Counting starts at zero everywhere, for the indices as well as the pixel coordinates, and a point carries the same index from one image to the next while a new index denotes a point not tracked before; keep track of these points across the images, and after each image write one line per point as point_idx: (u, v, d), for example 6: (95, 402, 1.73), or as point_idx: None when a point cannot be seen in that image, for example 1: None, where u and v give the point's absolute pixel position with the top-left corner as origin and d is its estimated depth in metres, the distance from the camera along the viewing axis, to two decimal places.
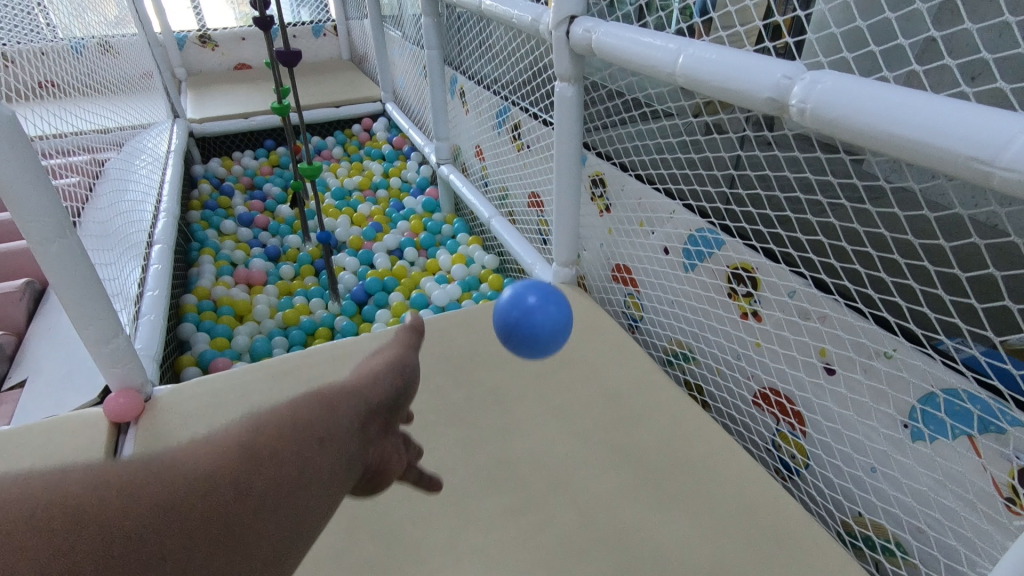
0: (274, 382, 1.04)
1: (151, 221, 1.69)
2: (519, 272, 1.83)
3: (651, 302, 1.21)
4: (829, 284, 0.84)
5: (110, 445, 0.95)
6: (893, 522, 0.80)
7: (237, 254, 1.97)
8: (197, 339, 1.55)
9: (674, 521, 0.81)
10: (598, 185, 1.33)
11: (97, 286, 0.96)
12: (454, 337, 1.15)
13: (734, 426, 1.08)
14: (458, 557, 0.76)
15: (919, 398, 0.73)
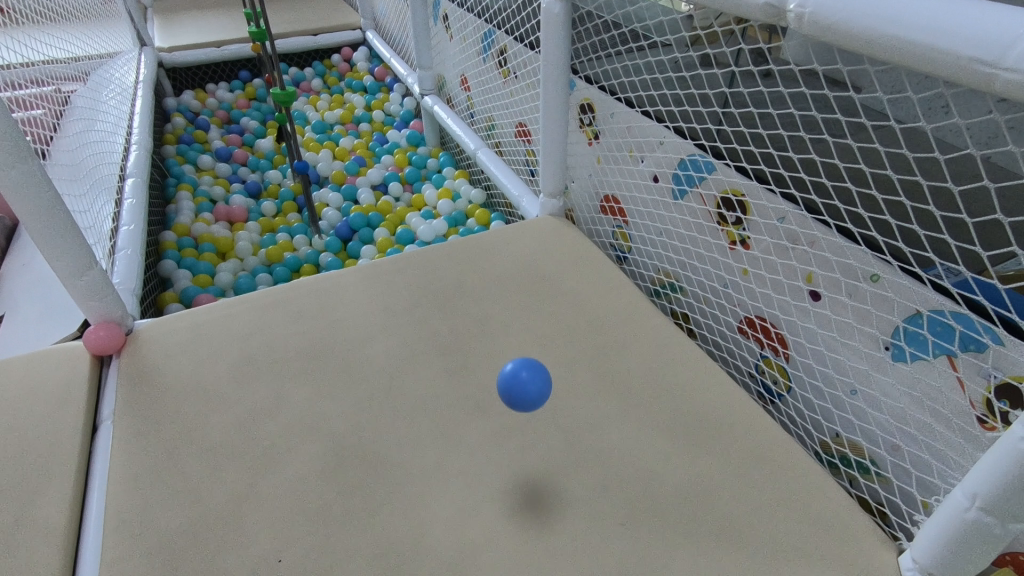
0: (257, 314, 1.03)
1: (122, 154, 1.61)
2: (505, 207, 1.80)
3: (640, 232, 1.20)
4: (818, 207, 0.83)
5: (94, 378, 0.93)
6: (869, 440, 0.83)
7: (216, 190, 1.91)
8: (179, 276, 1.52)
9: (657, 444, 0.82)
10: (587, 112, 1.28)
11: (65, 216, 0.90)
12: (440, 270, 1.13)
13: (719, 354, 1.10)
14: (446, 479, 0.78)
15: (903, 319, 0.74)
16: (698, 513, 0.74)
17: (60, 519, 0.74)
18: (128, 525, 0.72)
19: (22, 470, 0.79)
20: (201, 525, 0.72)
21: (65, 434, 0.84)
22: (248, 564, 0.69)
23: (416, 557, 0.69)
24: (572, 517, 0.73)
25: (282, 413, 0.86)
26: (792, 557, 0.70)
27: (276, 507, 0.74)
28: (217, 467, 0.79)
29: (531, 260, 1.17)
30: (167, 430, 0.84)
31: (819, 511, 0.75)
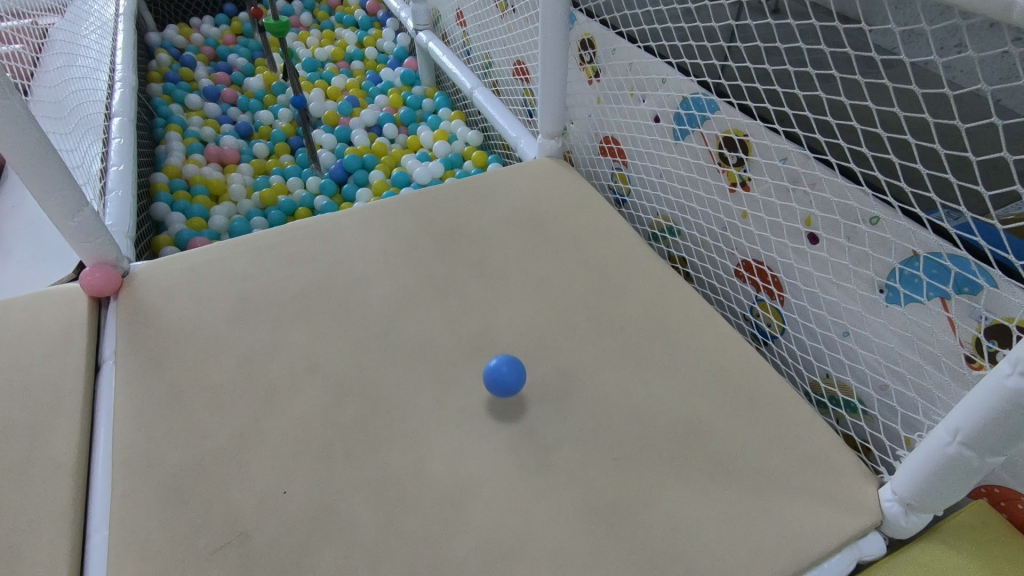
0: (253, 256, 1.02)
1: (106, 90, 1.55)
2: (503, 149, 1.77)
3: (639, 174, 1.18)
4: (822, 148, 0.82)
5: (93, 319, 0.94)
6: (858, 380, 0.85)
7: (205, 131, 1.86)
8: (172, 219, 1.51)
9: (652, 384, 0.84)
10: (587, 48, 1.23)
11: (52, 155, 0.88)
12: (437, 212, 1.12)
13: (715, 297, 1.10)
14: (444, 416, 0.80)
15: (900, 260, 0.74)
16: (689, 450, 0.76)
17: (69, 454, 0.76)
18: (136, 460, 0.75)
19: (28, 408, 0.81)
20: (207, 460, 0.75)
21: (68, 374, 0.85)
22: (254, 496, 0.71)
23: (416, 490, 0.72)
24: (567, 453, 0.76)
25: (282, 354, 0.87)
26: (778, 490, 0.73)
27: (279, 443, 0.77)
28: (219, 406, 0.81)
29: (529, 203, 1.15)
30: (169, 370, 0.85)
31: (806, 447, 0.77)
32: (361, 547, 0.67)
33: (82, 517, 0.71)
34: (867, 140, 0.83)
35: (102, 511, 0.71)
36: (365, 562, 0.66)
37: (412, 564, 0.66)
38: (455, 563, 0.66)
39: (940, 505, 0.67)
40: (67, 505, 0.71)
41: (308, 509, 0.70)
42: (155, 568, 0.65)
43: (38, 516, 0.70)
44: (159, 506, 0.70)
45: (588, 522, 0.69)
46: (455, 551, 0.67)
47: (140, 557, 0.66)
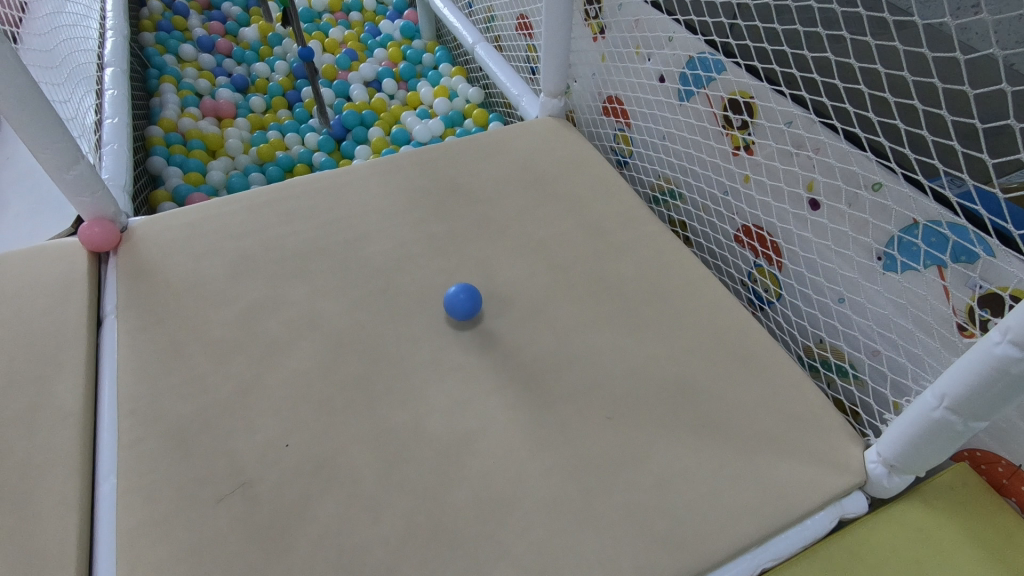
0: (251, 213, 1.02)
1: (97, 39, 1.51)
2: (504, 107, 1.73)
3: (642, 135, 1.17)
4: (827, 112, 0.80)
5: (93, 273, 0.94)
6: (851, 345, 0.86)
7: (200, 83, 1.82)
8: (169, 174, 1.49)
9: (648, 345, 0.85)
10: (592, 3, 1.20)
11: (45, 106, 0.86)
12: (436, 171, 1.11)
13: (713, 261, 1.11)
14: (443, 374, 0.81)
15: (900, 228, 0.74)
16: (682, 409, 0.78)
17: (74, 405, 0.78)
18: (140, 412, 0.76)
19: (32, 360, 0.82)
20: (210, 412, 0.76)
21: (70, 327, 0.86)
22: (257, 447, 0.73)
23: (414, 443, 0.74)
24: (562, 411, 0.78)
25: (282, 310, 0.88)
26: (766, 450, 0.75)
27: (280, 397, 0.78)
28: (221, 360, 0.82)
29: (529, 162, 1.14)
30: (169, 325, 0.86)
31: (796, 409, 0.79)
32: (360, 497, 0.69)
33: (90, 465, 0.73)
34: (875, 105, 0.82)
35: (109, 459, 0.73)
36: (365, 511, 0.68)
37: (410, 513, 0.68)
38: (452, 513, 0.68)
39: (923, 467, 0.69)
40: (75, 454, 0.73)
41: (309, 461, 0.72)
42: (162, 514, 0.68)
43: (47, 464, 0.72)
44: (165, 456, 0.72)
45: (580, 477, 0.71)
46: (452, 502, 0.69)
47: (148, 503, 0.69)
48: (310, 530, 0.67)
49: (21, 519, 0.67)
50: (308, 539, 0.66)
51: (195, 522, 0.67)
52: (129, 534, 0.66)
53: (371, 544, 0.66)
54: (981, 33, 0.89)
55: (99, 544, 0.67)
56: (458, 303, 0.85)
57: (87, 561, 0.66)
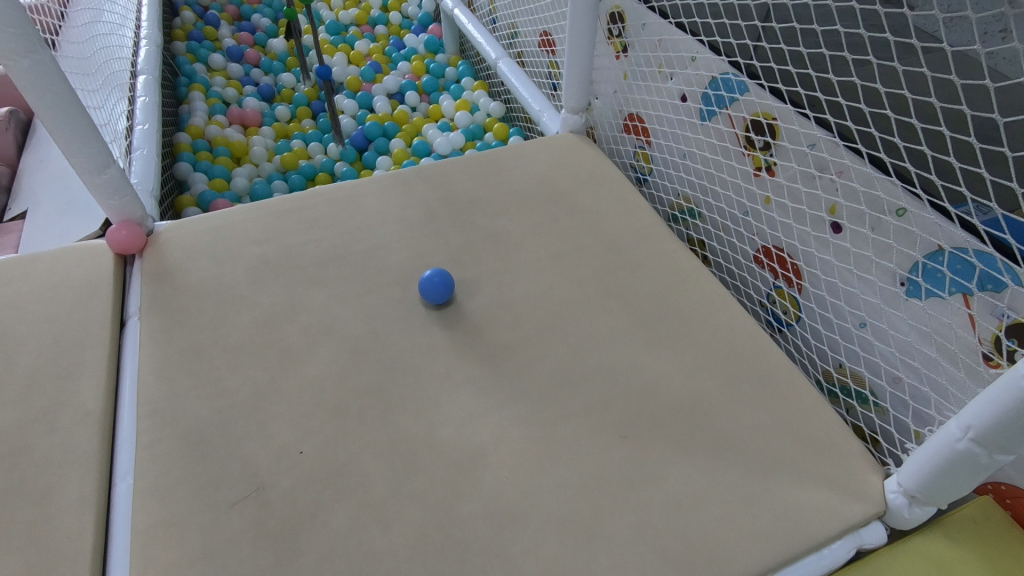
0: (273, 220, 1.03)
1: (132, 48, 1.55)
2: (524, 121, 1.75)
3: (662, 153, 1.17)
4: (852, 136, 0.80)
5: (118, 275, 0.96)
6: (872, 372, 0.84)
7: (228, 92, 1.86)
8: (195, 179, 1.52)
9: (663, 364, 0.85)
10: (615, 21, 1.21)
11: (80, 111, 0.89)
12: (456, 183, 1.12)
13: (731, 282, 1.10)
14: (457, 386, 0.81)
15: (924, 254, 0.73)
16: (697, 430, 0.77)
17: (96, 404, 0.79)
18: (159, 413, 0.77)
19: (57, 358, 0.84)
20: (227, 416, 0.77)
21: (94, 327, 0.88)
22: (271, 453, 0.74)
23: (426, 454, 0.74)
24: (575, 427, 0.77)
25: (300, 316, 0.89)
26: (782, 474, 0.73)
27: (296, 403, 0.79)
28: (239, 364, 0.83)
29: (548, 176, 1.15)
30: (190, 328, 0.87)
31: (814, 434, 0.78)
32: (372, 506, 0.69)
33: (108, 464, 0.74)
34: (899, 130, 0.82)
35: (127, 459, 0.74)
36: (376, 521, 0.68)
37: (421, 525, 0.68)
38: (462, 526, 0.68)
39: (945, 499, 0.67)
40: (94, 452, 0.74)
41: (322, 468, 0.72)
42: (176, 516, 0.68)
43: (67, 461, 0.73)
44: (182, 457, 0.73)
45: (593, 495, 0.71)
46: (463, 515, 0.69)
47: (163, 504, 0.69)
48: (321, 538, 0.67)
49: (40, 515, 0.69)
50: (319, 547, 0.66)
51: (208, 525, 0.68)
52: (143, 534, 0.67)
53: (382, 553, 0.65)
54: (1010, 59, 0.88)
55: (114, 543, 0.67)
56: (429, 287, 0.89)
57: (101, 560, 0.66)
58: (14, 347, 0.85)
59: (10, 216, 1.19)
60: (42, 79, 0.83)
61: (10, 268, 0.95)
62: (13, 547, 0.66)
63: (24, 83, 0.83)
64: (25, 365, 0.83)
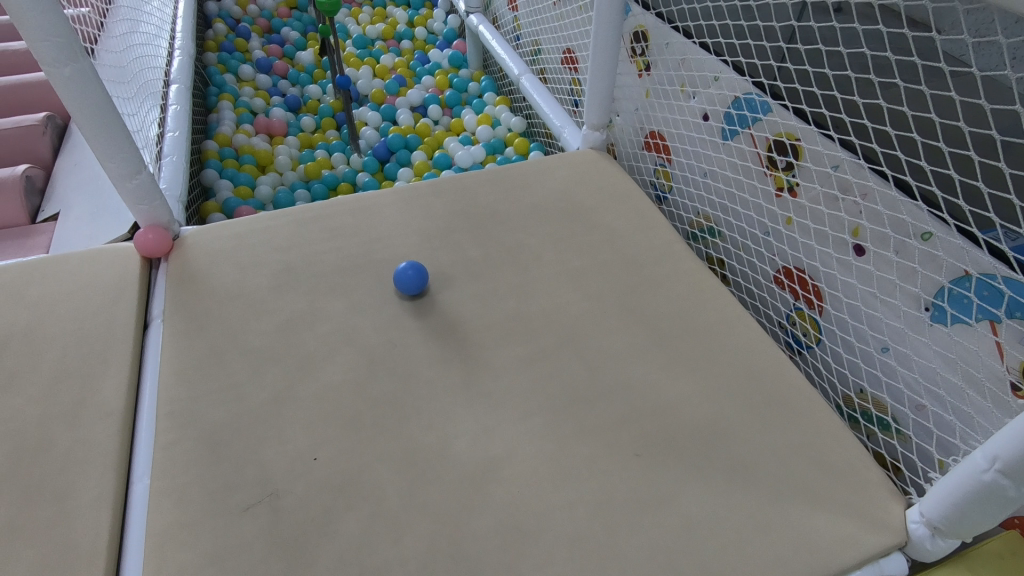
0: (296, 228, 1.05)
1: (166, 57, 1.60)
2: (545, 136, 1.76)
3: (683, 172, 1.17)
4: (877, 158, 0.79)
5: (144, 278, 0.98)
6: (894, 398, 0.83)
7: (256, 102, 1.91)
8: (220, 186, 1.55)
9: (679, 383, 0.84)
10: (639, 40, 1.22)
11: (115, 118, 0.92)
12: (476, 197, 1.13)
13: (750, 302, 1.09)
14: (471, 398, 0.81)
15: (950, 279, 0.72)
16: (713, 451, 0.76)
17: (117, 404, 0.80)
18: (178, 415, 0.78)
19: (82, 357, 0.86)
20: (243, 420, 0.78)
21: (118, 328, 0.89)
22: (286, 458, 0.74)
23: (440, 466, 0.74)
24: (589, 444, 0.77)
25: (319, 324, 0.90)
26: (800, 500, 0.72)
27: (312, 410, 0.79)
28: (257, 369, 0.84)
29: (568, 192, 1.15)
30: (211, 332, 0.89)
31: (832, 460, 0.76)
32: (383, 516, 0.69)
33: (127, 463, 0.75)
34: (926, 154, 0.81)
35: (145, 460, 0.75)
36: (387, 531, 0.68)
37: (432, 537, 0.67)
38: (473, 539, 0.67)
39: (970, 532, 0.65)
40: (113, 451, 0.75)
41: (335, 476, 0.73)
42: (191, 518, 0.69)
43: (86, 459, 0.74)
44: (198, 460, 0.74)
45: (606, 513, 0.70)
46: (474, 529, 0.68)
47: (177, 506, 0.70)
48: (332, 545, 0.67)
49: (59, 511, 0.69)
50: (329, 555, 0.66)
51: (221, 528, 0.68)
52: (158, 535, 0.67)
53: (392, 564, 0.65)
54: None
55: (128, 542, 0.68)
56: (401, 278, 0.92)
57: (115, 558, 0.67)
58: (41, 345, 0.87)
59: (43, 217, 1.23)
60: (80, 86, 0.86)
61: (40, 268, 0.98)
62: (31, 542, 0.67)
63: (63, 90, 0.86)
64: (51, 363, 0.85)
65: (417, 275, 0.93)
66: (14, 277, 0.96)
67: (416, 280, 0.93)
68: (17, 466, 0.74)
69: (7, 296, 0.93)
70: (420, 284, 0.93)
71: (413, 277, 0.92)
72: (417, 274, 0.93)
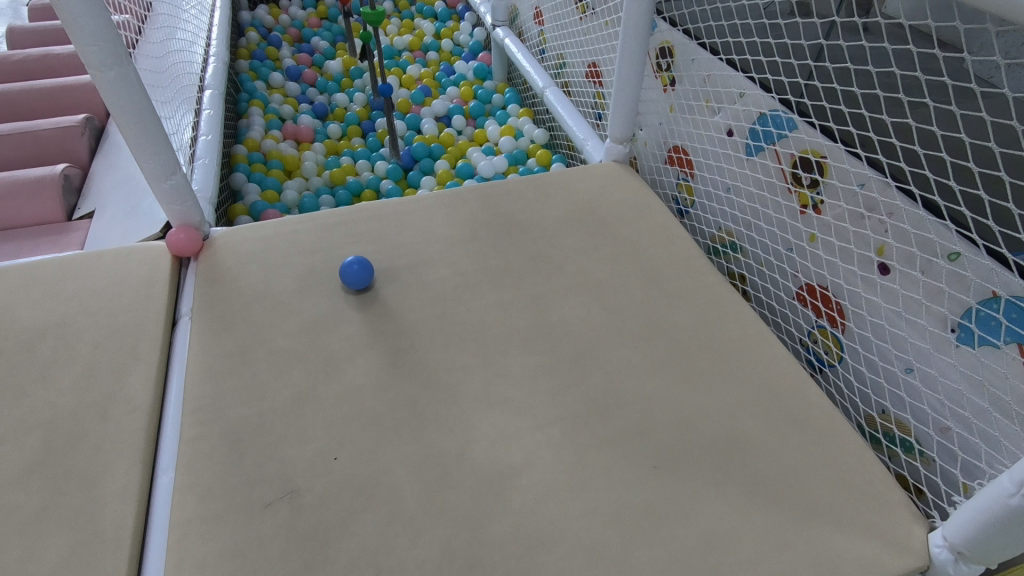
0: (322, 232, 1.07)
1: (201, 63, 1.66)
2: (567, 149, 1.77)
3: (705, 187, 1.18)
4: (905, 177, 0.79)
5: (174, 277, 1.01)
6: (918, 419, 0.82)
7: (285, 109, 1.96)
8: (248, 190, 1.59)
9: (698, 396, 0.84)
10: (664, 56, 1.23)
11: (153, 121, 0.95)
12: (500, 206, 1.14)
13: (772, 318, 1.08)
14: (490, 406, 0.82)
15: (978, 300, 0.71)
16: (732, 467, 0.76)
17: (145, 398, 0.82)
18: (203, 411, 0.80)
19: (113, 351, 0.88)
20: (267, 418, 0.79)
21: (148, 324, 0.92)
22: (307, 458, 0.75)
23: (458, 470, 0.74)
24: (607, 454, 0.77)
25: (343, 327, 0.91)
26: (819, 519, 0.71)
27: (333, 411, 0.81)
28: (281, 369, 0.85)
29: (591, 204, 1.16)
30: (237, 331, 0.90)
31: (853, 480, 0.76)
32: (401, 518, 0.70)
33: (152, 457, 0.77)
34: None
35: (170, 454, 0.76)
36: (404, 533, 0.68)
37: (449, 541, 0.68)
38: (490, 545, 0.68)
39: (996, 558, 0.64)
40: (140, 444, 0.77)
41: (354, 476, 0.74)
42: (213, 512, 0.70)
43: (113, 452, 0.76)
44: (222, 455, 0.75)
45: (623, 524, 0.70)
46: (490, 534, 0.68)
47: (201, 500, 0.71)
48: (350, 545, 0.67)
49: (87, 500, 0.71)
50: (347, 554, 0.67)
51: (242, 524, 0.69)
52: (180, 528, 0.69)
53: (408, 566, 0.66)
54: None
55: (151, 535, 0.69)
56: (347, 271, 0.95)
57: (138, 549, 0.68)
58: (74, 338, 0.89)
59: (78, 216, 1.27)
60: (122, 89, 0.89)
61: (76, 264, 1.01)
62: (59, 530, 0.69)
63: (107, 92, 0.89)
64: (84, 356, 0.87)
65: (362, 270, 0.95)
66: (50, 272, 0.99)
67: (362, 275, 0.95)
68: (48, 455, 0.76)
69: (44, 290, 0.96)
70: (370, 279, 0.97)
71: (358, 271, 0.95)
72: (362, 268, 0.95)
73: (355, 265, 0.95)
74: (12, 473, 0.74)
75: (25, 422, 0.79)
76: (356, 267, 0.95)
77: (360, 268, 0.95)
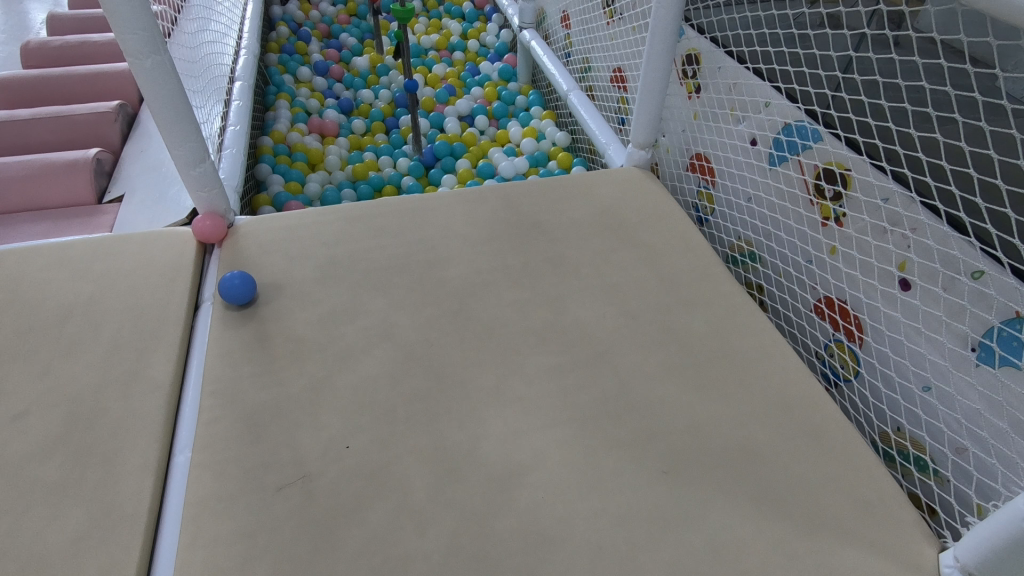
0: (344, 225, 1.09)
1: (232, 56, 1.69)
2: (588, 153, 1.78)
3: (726, 195, 1.18)
4: (931, 193, 0.79)
5: (198, 261, 1.03)
6: (933, 438, 0.81)
7: (311, 102, 1.99)
8: (273, 181, 1.62)
9: (711, 405, 0.84)
10: (691, 63, 1.23)
11: (186, 108, 0.97)
12: (520, 206, 1.15)
13: (788, 329, 1.08)
14: (501, 403, 0.82)
15: (1001, 319, 0.70)
16: (741, 476, 0.76)
17: (165, 378, 0.84)
18: (221, 393, 0.82)
19: (136, 331, 0.90)
20: (282, 404, 0.81)
21: (172, 307, 0.94)
22: (320, 445, 0.77)
23: (466, 465, 0.75)
24: (617, 458, 0.77)
25: (360, 318, 0.93)
26: (827, 532, 0.71)
27: (347, 400, 0.82)
28: (298, 357, 0.87)
29: (610, 207, 1.16)
30: (257, 317, 0.92)
31: (864, 495, 0.75)
32: (409, 508, 0.71)
33: (171, 435, 0.79)
34: None
35: (188, 433, 0.78)
36: (412, 523, 0.69)
37: (455, 534, 0.69)
38: (495, 540, 0.68)
39: None
40: (159, 423, 0.79)
41: (366, 464, 0.75)
42: (227, 492, 0.72)
43: (134, 428, 0.78)
44: (237, 437, 0.77)
45: (629, 528, 0.70)
46: (497, 530, 0.69)
47: (215, 480, 0.73)
48: (357, 532, 0.68)
49: (106, 474, 0.73)
50: (355, 541, 0.68)
51: (255, 505, 0.71)
52: (195, 505, 0.70)
53: (414, 555, 0.66)
54: None
55: (167, 510, 0.71)
56: (232, 286, 0.91)
57: (153, 523, 0.70)
58: (100, 317, 0.92)
59: (108, 199, 1.30)
60: (158, 76, 0.91)
61: (104, 245, 1.03)
62: (80, 501, 0.71)
63: (144, 79, 0.91)
64: (108, 334, 0.89)
65: (242, 287, 0.92)
66: (80, 252, 1.02)
67: (244, 293, 0.92)
68: (70, 429, 0.78)
69: (73, 269, 0.99)
70: (245, 300, 0.93)
71: (236, 286, 0.92)
72: (244, 284, 0.92)
73: (240, 279, 0.92)
74: (37, 444, 0.76)
75: (50, 395, 0.82)
76: (241, 284, 0.92)
77: (242, 285, 0.92)
